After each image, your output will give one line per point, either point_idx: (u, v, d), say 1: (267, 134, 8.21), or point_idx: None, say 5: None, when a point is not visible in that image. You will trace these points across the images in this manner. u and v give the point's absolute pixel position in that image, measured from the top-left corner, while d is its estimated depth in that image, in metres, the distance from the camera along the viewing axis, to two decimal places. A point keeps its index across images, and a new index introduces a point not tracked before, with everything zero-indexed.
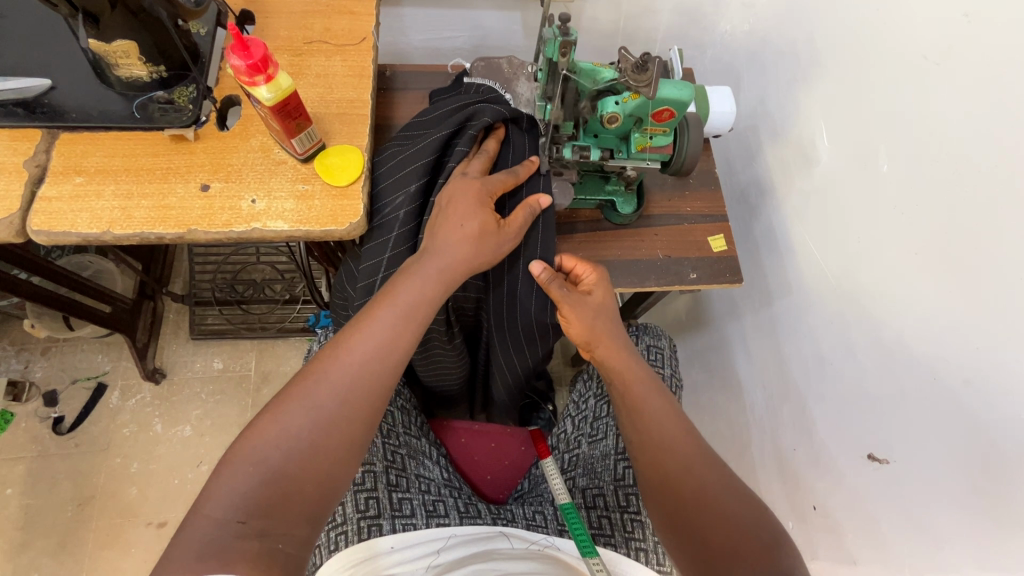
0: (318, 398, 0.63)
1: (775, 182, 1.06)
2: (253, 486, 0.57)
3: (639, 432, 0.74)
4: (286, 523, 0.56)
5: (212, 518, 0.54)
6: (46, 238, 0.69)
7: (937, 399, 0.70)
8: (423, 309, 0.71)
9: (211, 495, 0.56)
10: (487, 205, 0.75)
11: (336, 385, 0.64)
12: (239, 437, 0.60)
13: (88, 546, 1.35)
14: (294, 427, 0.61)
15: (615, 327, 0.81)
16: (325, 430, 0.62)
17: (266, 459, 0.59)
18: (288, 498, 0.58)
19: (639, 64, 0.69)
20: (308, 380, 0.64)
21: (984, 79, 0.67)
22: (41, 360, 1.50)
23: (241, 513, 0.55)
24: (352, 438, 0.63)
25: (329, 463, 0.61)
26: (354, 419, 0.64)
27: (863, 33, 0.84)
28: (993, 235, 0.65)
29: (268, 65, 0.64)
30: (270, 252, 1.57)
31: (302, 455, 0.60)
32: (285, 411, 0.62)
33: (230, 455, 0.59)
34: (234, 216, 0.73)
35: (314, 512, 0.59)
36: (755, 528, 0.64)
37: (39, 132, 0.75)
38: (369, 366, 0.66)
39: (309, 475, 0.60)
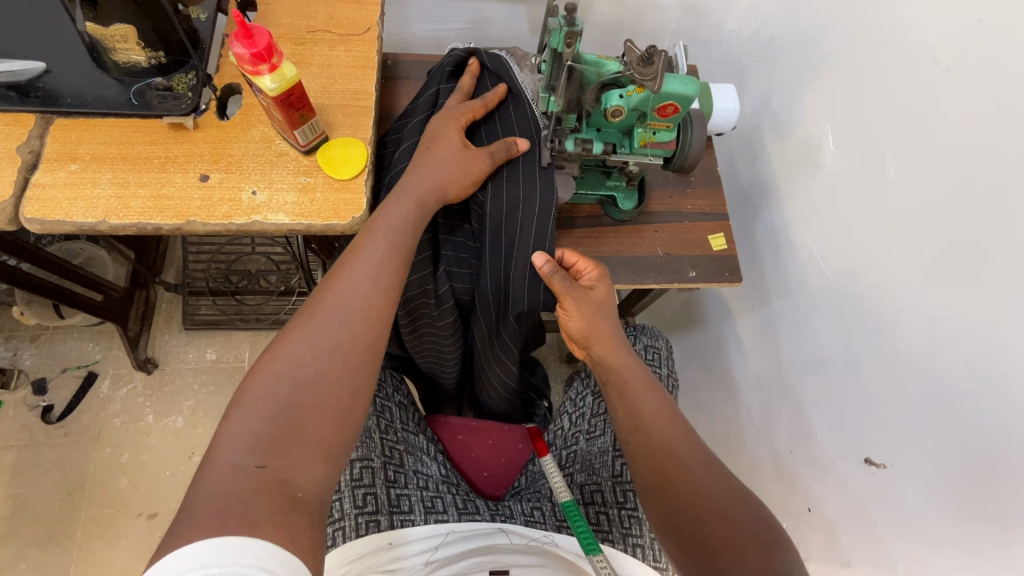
0: (321, 331, 0.62)
1: (777, 182, 1.05)
2: (265, 420, 0.55)
3: (634, 425, 0.74)
4: (302, 451, 0.55)
5: (229, 463, 0.52)
6: (39, 226, 0.68)
7: (937, 406, 0.71)
8: (406, 237, 0.72)
9: (223, 441, 0.53)
10: (454, 130, 0.79)
11: (335, 323, 0.63)
12: (240, 384, 0.58)
13: (77, 537, 1.33)
14: (296, 359, 0.60)
15: (612, 323, 0.80)
16: (328, 362, 0.61)
17: (276, 393, 0.57)
18: (303, 431, 0.56)
19: (646, 57, 0.68)
20: (303, 336, 0.61)
21: (992, 86, 0.67)
22: (31, 347, 1.48)
23: (259, 457, 0.53)
24: (356, 365, 0.62)
25: (340, 405, 0.60)
26: (352, 346, 0.63)
27: (873, 35, 0.84)
28: (993, 249, 0.66)
29: (273, 54, 0.62)
30: (264, 242, 1.53)
31: (311, 392, 0.58)
32: (287, 350, 0.60)
33: (238, 397, 0.57)
34: (234, 208, 0.71)
35: (327, 447, 0.57)
36: (757, 531, 0.63)
37: (32, 117, 0.73)
38: (364, 310, 0.65)
39: (322, 404, 0.59)
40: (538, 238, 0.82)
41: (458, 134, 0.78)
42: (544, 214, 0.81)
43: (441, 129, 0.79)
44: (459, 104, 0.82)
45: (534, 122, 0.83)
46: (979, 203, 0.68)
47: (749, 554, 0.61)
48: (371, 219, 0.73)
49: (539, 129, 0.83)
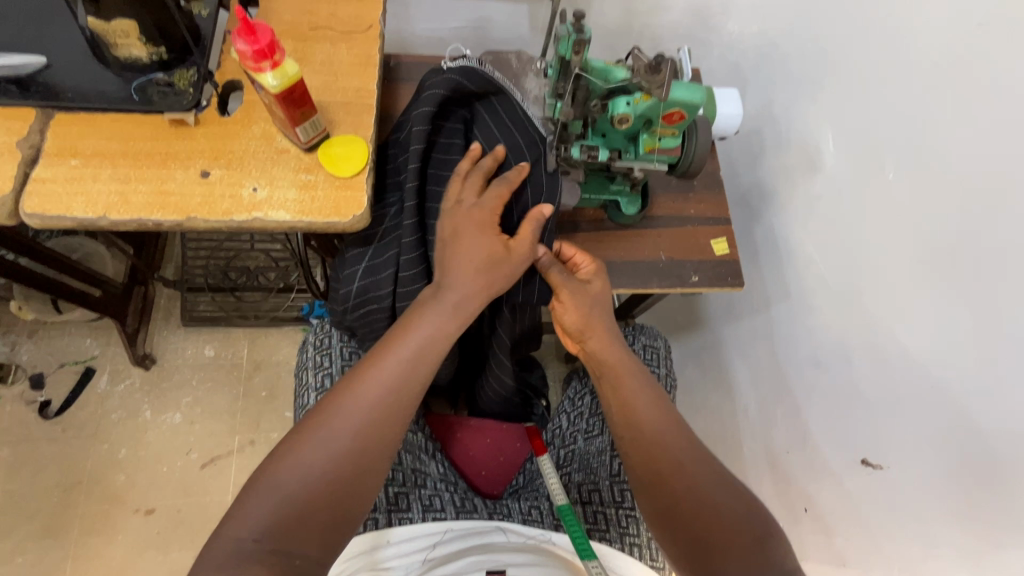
0: (336, 429, 0.64)
1: (777, 184, 1.06)
2: (270, 505, 0.59)
3: (626, 421, 0.74)
4: (300, 537, 0.59)
5: (233, 536, 0.57)
6: (39, 221, 0.68)
7: (932, 404, 0.71)
8: (437, 344, 0.71)
9: (234, 515, 0.59)
10: (492, 236, 0.74)
11: (351, 426, 0.64)
12: (260, 464, 0.63)
13: (74, 532, 1.33)
14: (309, 452, 0.63)
15: (608, 318, 0.80)
16: (339, 466, 0.63)
17: (284, 482, 0.61)
18: (304, 522, 0.60)
19: (653, 64, 0.68)
20: (318, 428, 0.64)
21: (994, 88, 0.67)
22: (28, 342, 1.48)
23: (258, 532, 0.58)
24: (367, 460, 0.64)
25: (344, 509, 0.62)
26: (366, 452, 0.64)
27: (874, 41, 0.84)
28: (993, 250, 0.66)
29: (274, 51, 0.62)
30: (264, 239, 1.53)
31: (318, 484, 0.61)
32: (302, 447, 0.63)
33: (255, 479, 0.62)
34: (234, 205, 0.71)
35: (328, 531, 0.61)
36: (749, 524, 0.64)
37: (33, 111, 0.72)
38: (379, 415, 0.66)
39: (326, 494, 0.62)
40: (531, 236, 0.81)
41: (496, 237, 0.74)
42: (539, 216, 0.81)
43: (471, 238, 0.73)
44: (482, 194, 0.76)
45: (527, 121, 0.83)
46: (977, 208, 0.68)
47: (742, 544, 0.62)
48: (405, 320, 0.72)
49: (541, 137, 0.82)
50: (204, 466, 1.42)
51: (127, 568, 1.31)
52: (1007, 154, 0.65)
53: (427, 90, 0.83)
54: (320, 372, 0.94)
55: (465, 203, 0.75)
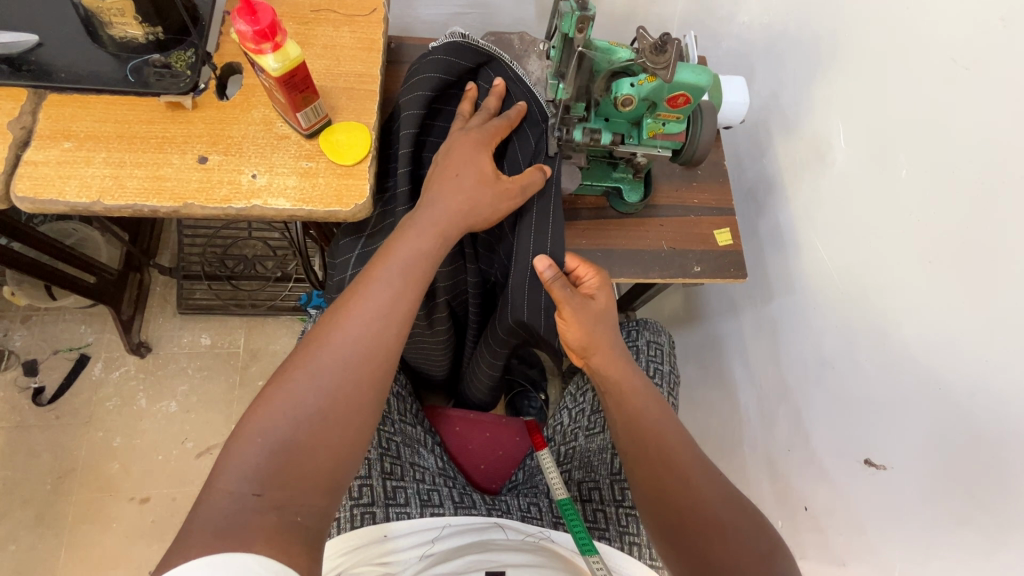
0: (325, 368, 0.60)
1: (785, 178, 1.04)
2: (264, 453, 0.55)
3: (629, 427, 0.74)
4: (304, 485, 0.55)
5: (227, 491, 0.52)
6: (30, 205, 0.66)
7: (938, 409, 0.70)
8: (422, 269, 0.69)
9: (223, 470, 0.53)
10: (487, 157, 0.74)
11: (342, 359, 0.61)
12: (244, 414, 0.57)
13: (68, 520, 1.32)
14: (300, 395, 0.58)
15: (614, 334, 0.78)
16: (333, 402, 0.59)
17: (277, 427, 0.56)
18: (305, 467, 0.56)
19: (658, 45, 0.66)
20: (305, 365, 0.60)
21: (1009, 86, 0.66)
22: (22, 328, 1.46)
23: (256, 484, 0.53)
24: (359, 404, 0.61)
25: (346, 446, 0.59)
26: (360, 383, 0.61)
27: (893, 29, 0.81)
28: (1006, 249, 0.64)
29: (276, 32, 0.60)
30: (262, 227, 1.51)
31: (313, 422, 0.58)
32: (293, 385, 0.59)
33: (240, 427, 0.57)
34: (233, 191, 0.69)
35: (329, 480, 0.57)
36: (754, 540, 0.64)
37: (25, 92, 0.70)
38: (369, 345, 0.63)
39: (320, 439, 0.57)
40: (535, 249, 0.80)
41: (490, 163, 0.74)
42: (545, 219, 0.80)
43: (465, 186, 0.72)
44: (484, 125, 0.77)
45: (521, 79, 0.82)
46: (975, 214, 0.68)
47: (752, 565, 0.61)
48: (386, 246, 0.70)
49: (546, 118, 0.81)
50: (199, 455, 1.41)
51: (121, 556, 1.31)
52: (1005, 162, 0.66)
53: (416, 74, 0.81)
54: None
55: (470, 130, 0.76)
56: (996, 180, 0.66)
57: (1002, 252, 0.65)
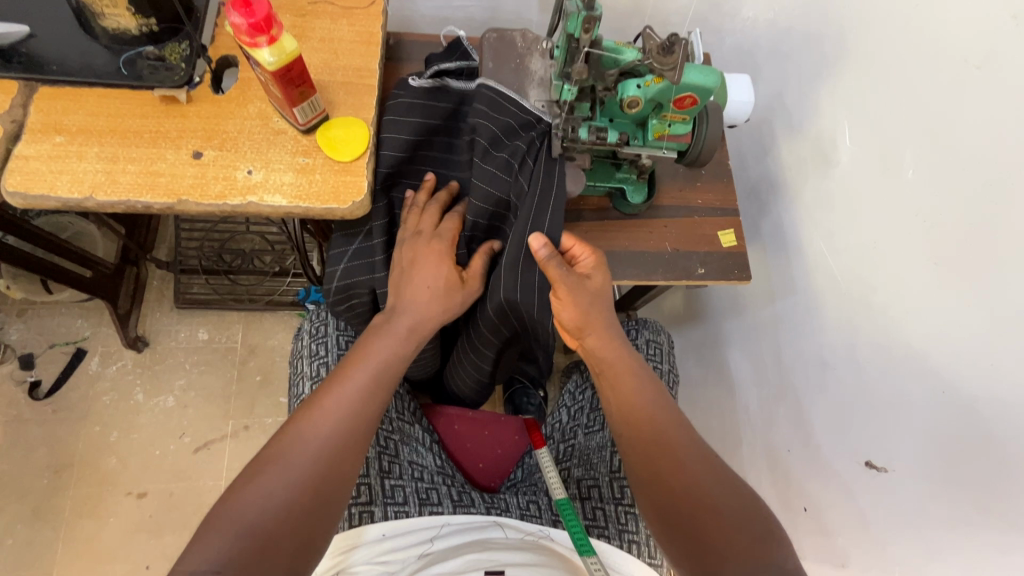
0: (298, 459, 0.62)
1: (789, 177, 1.03)
2: (232, 539, 0.56)
3: (623, 410, 0.73)
4: (268, 565, 0.56)
5: (192, 571, 0.53)
6: (22, 200, 0.65)
7: (942, 409, 0.70)
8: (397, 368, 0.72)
9: (191, 552, 0.55)
10: (451, 265, 0.77)
11: (314, 450, 0.63)
12: (217, 500, 0.60)
13: (65, 514, 1.32)
14: (272, 483, 0.60)
15: (609, 315, 0.78)
16: (302, 491, 0.61)
17: (245, 513, 0.58)
18: (270, 550, 0.57)
19: (666, 46, 0.66)
20: (280, 453, 0.63)
21: (1020, 85, 0.65)
22: (17, 322, 1.45)
23: (220, 565, 0.54)
24: (329, 494, 0.62)
25: (312, 538, 0.60)
26: (330, 476, 0.63)
27: (902, 24, 0.80)
28: (1012, 252, 0.64)
29: (272, 25, 0.59)
30: (259, 221, 1.50)
31: (280, 509, 0.59)
32: (264, 474, 0.61)
33: (211, 516, 0.58)
34: (228, 187, 0.68)
35: (295, 564, 0.58)
36: (746, 522, 0.63)
37: (15, 84, 0.69)
38: (342, 437, 0.65)
39: (287, 527, 0.59)
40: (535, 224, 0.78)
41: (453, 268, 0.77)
42: (545, 199, 0.79)
43: (429, 270, 0.75)
44: (437, 227, 0.79)
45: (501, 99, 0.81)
46: (983, 216, 0.67)
47: (743, 546, 0.61)
48: (361, 345, 0.73)
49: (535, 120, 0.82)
50: (197, 450, 1.40)
51: (120, 550, 1.31)
52: (1010, 166, 0.65)
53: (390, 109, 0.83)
54: (314, 361, 0.92)
55: (421, 232, 0.78)
56: (1002, 184, 0.66)
57: (1006, 257, 0.64)
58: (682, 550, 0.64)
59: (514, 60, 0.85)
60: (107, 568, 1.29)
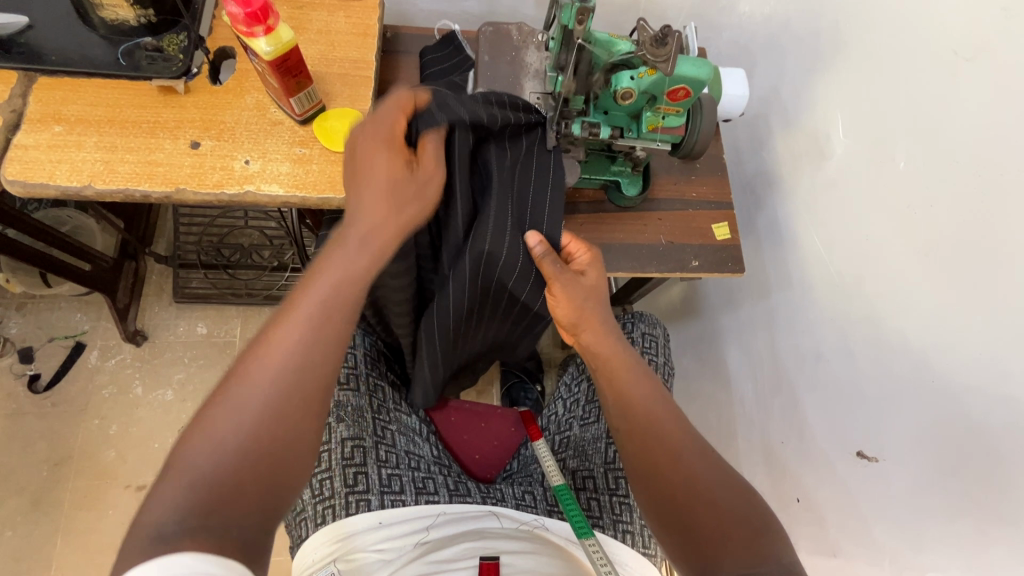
0: (251, 393, 0.53)
1: (784, 171, 1.03)
2: (189, 487, 0.48)
3: (620, 407, 0.73)
4: (237, 510, 0.48)
5: (147, 528, 0.44)
6: (21, 189, 0.65)
7: (933, 397, 0.71)
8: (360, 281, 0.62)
9: (147, 508, 0.46)
10: (394, 151, 0.66)
11: (266, 380, 0.54)
12: (171, 449, 0.51)
13: (64, 506, 1.33)
14: (224, 425, 0.51)
15: (604, 310, 0.77)
16: (262, 427, 0.52)
17: (201, 459, 0.49)
18: (238, 493, 0.49)
19: (659, 38, 0.66)
20: (232, 386, 0.54)
21: (1004, 83, 0.66)
22: (17, 316, 1.45)
23: (180, 513, 0.46)
24: (295, 426, 0.54)
25: (283, 476, 0.53)
26: (295, 403, 0.55)
27: (894, 17, 0.80)
28: (1001, 241, 0.64)
29: (268, 15, 0.60)
30: (258, 216, 1.50)
31: (240, 449, 0.51)
32: (211, 421, 0.52)
33: (164, 468, 0.49)
34: (225, 177, 0.69)
35: (267, 502, 0.50)
36: (745, 516, 0.63)
37: (14, 74, 0.70)
38: (298, 360, 0.56)
39: (254, 465, 0.51)
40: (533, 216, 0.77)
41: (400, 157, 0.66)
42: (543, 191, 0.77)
43: (374, 157, 0.65)
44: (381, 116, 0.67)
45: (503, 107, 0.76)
46: (975, 209, 0.68)
47: (737, 539, 0.61)
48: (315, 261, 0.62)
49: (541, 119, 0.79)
50: None
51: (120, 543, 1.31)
52: (1000, 159, 0.65)
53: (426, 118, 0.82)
54: None
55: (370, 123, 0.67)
56: (991, 176, 0.66)
57: (997, 247, 0.65)
58: (681, 545, 0.64)
59: (509, 53, 0.85)
60: (106, 561, 1.30)
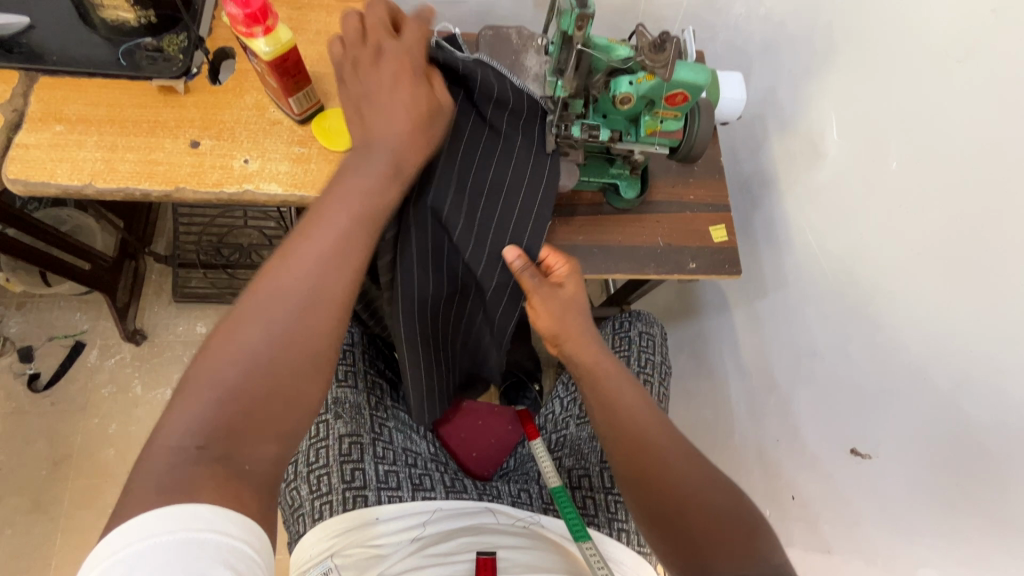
0: (275, 317, 0.56)
1: (780, 172, 1.04)
2: (211, 407, 0.50)
3: (604, 412, 0.76)
4: (254, 437, 0.51)
5: (167, 446, 0.47)
6: (22, 187, 0.66)
7: (926, 394, 0.71)
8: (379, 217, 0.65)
9: (165, 424, 0.48)
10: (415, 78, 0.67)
11: (288, 305, 0.56)
12: (188, 365, 0.52)
13: (64, 505, 1.33)
14: (246, 344, 0.54)
15: (583, 319, 0.82)
16: (285, 351, 0.55)
17: (224, 376, 0.51)
18: (254, 419, 0.51)
19: (657, 43, 0.67)
20: (255, 303, 0.56)
21: (992, 85, 0.67)
22: (17, 315, 1.46)
23: (201, 437, 0.48)
24: (314, 354, 0.56)
25: (296, 404, 0.54)
26: (313, 332, 0.57)
27: (888, 20, 0.81)
28: (992, 241, 0.65)
29: (267, 16, 0.61)
30: (257, 216, 1.51)
31: (261, 372, 0.53)
32: (236, 338, 0.54)
33: (183, 384, 0.51)
34: (225, 176, 0.70)
35: (284, 430, 0.53)
36: (735, 516, 0.64)
37: (16, 74, 0.70)
38: (320, 293, 0.58)
39: (275, 390, 0.53)
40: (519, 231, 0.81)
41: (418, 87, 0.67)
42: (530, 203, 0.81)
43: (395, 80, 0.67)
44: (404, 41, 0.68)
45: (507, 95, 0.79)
46: (966, 208, 0.69)
47: (728, 538, 0.62)
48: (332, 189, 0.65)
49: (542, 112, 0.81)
50: None
51: None
52: (990, 159, 0.66)
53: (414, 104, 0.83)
54: None
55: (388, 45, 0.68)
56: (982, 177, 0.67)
57: (987, 246, 0.66)
58: (673, 547, 0.64)
59: (509, 56, 0.85)
60: None
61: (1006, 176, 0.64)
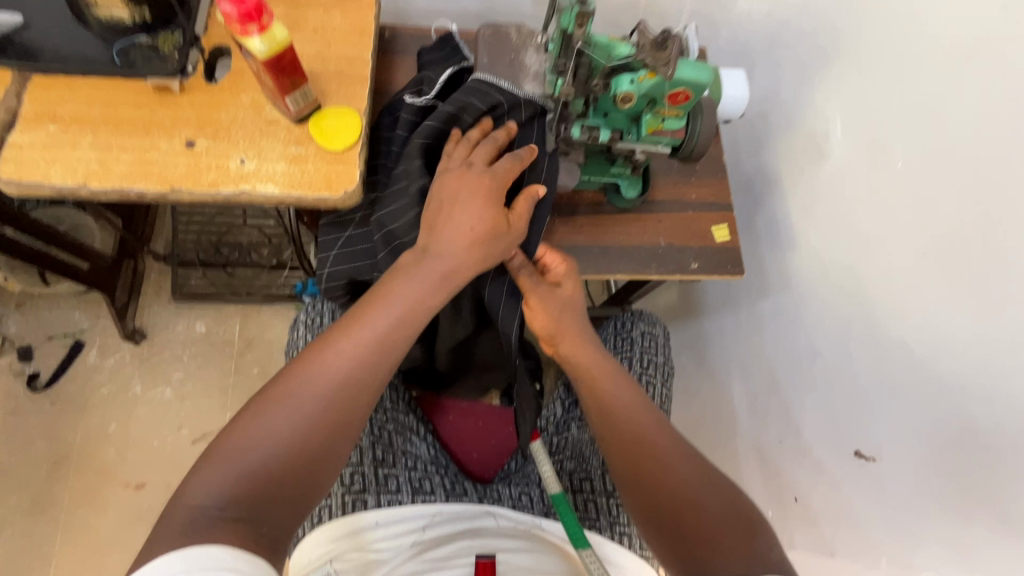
0: (304, 399, 0.61)
1: (783, 171, 1.03)
2: (234, 475, 0.55)
3: (601, 415, 0.75)
4: (270, 508, 0.55)
5: (193, 505, 0.53)
6: (16, 188, 0.65)
7: (932, 397, 0.70)
8: (416, 312, 0.68)
9: (190, 486, 0.55)
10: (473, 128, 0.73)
11: (320, 391, 0.62)
12: (221, 431, 0.59)
13: (63, 504, 1.33)
14: (273, 424, 0.59)
15: (580, 321, 0.79)
16: (308, 431, 0.60)
17: (248, 450, 0.57)
18: (272, 494, 0.56)
19: (659, 41, 0.67)
20: (291, 380, 0.62)
21: (999, 83, 0.66)
22: (16, 314, 1.45)
23: (221, 500, 0.53)
24: (334, 435, 0.61)
25: (313, 480, 0.59)
26: (338, 409, 0.62)
27: (894, 16, 0.80)
28: (998, 241, 0.64)
29: (262, 14, 0.60)
30: (256, 215, 1.50)
31: (286, 450, 0.58)
32: (265, 412, 0.60)
33: (212, 447, 0.57)
34: (221, 176, 0.69)
35: (296, 502, 0.58)
36: (733, 519, 0.64)
37: (9, 73, 0.70)
38: (350, 379, 0.63)
39: (293, 463, 0.58)
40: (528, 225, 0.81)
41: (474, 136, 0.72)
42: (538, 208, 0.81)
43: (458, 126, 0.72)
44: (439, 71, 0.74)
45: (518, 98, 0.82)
46: (972, 208, 0.67)
47: (727, 544, 0.61)
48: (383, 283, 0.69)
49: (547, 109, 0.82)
50: (194, 442, 1.41)
51: (120, 541, 1.32)
52: (997, 158, 0.65)
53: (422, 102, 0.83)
54: None
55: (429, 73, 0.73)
56: (988, 176, 0.66)
57: (993, 247, 0.65)
58: (672, 552, 0.64)
59: (509, 54, 0.84)
60: (104, 559, 1.30)
61: (1012, 176, 0.63)
